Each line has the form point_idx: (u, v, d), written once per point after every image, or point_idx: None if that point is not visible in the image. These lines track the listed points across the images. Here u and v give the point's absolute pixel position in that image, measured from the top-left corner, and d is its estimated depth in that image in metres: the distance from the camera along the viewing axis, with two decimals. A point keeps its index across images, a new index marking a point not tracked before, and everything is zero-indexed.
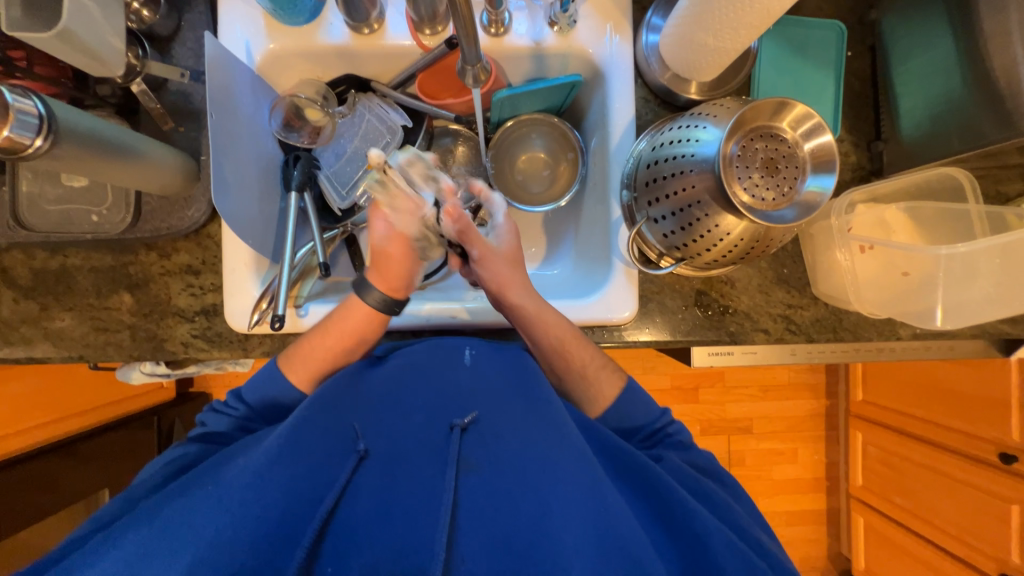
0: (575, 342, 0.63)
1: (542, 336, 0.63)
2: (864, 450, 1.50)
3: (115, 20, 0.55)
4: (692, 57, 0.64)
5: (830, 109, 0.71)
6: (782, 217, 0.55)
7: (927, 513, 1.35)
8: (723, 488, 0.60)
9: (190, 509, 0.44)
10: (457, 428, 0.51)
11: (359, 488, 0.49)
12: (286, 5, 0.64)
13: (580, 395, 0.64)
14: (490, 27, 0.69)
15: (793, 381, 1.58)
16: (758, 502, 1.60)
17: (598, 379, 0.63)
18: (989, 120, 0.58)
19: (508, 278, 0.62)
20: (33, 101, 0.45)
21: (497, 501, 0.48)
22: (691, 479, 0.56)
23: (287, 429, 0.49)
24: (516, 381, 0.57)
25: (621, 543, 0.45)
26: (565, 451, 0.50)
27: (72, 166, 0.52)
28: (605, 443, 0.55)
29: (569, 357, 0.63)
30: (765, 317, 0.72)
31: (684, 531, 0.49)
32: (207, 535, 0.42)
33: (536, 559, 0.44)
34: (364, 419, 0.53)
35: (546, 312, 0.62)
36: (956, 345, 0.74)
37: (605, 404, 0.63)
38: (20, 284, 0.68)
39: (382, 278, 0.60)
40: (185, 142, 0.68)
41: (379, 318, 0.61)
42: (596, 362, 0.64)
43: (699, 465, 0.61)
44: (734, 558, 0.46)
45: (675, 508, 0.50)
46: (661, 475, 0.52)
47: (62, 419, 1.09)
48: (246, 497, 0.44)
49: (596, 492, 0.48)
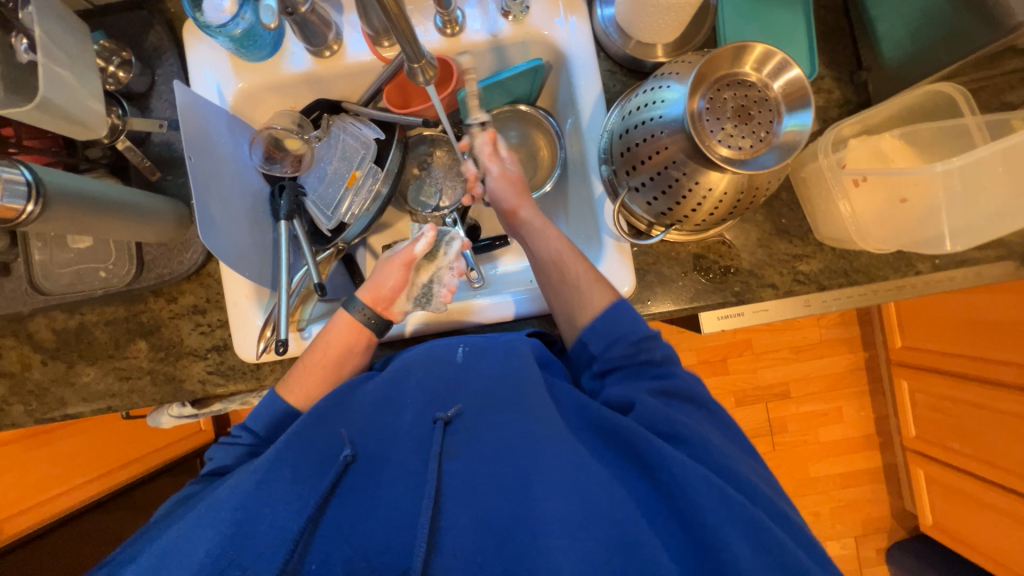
0: (573, 257, 0.63)
1: (540, 251, 0.65)
2: (913, 398, 1.43)
3: (91, 84, 0.59)
4: (649, 20, 0.63)
5: (804, 46, 0.68)
6: (762, 163, 0.53)
7: (990, 455, 1.25)
8: (707, 417, 0.55)
9: (182, 532, 0.47)
10: (440, 420, 0.52)
11: (347, 489, 0.50)
12: (246, 42, 0.66)
13: (575, 313, 0.61)
14: (445, 28, 0.69)
15: (825, 338, 1.51)
16: (808, 467, 1.54)
17: (591, 291, 0.61)
18: (971, 25, 0.55)
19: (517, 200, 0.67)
20: (21, 169, 0.48)
21: (478, 484, 0.49)
22: (668, 418, 0.51)
23: (276, 445, 0.51)
24: (500, 368, 0.57)
25: (602, 507, 0.46)
26: (545, 429, 0.51)
27: (69, 227, 0.55)
28: (588, 411, 0.54)
29: (566, 268, 0.62)
30: (770, 272, 0.70)
31: (662, 479, 0.47)
32: (203, 550, 0.45)
33: (517, 531, 0.46)
34: (351, 424, 0.55)
35: (548, 228, 0.66)
36: (984, 270, 0.69)
37: (594, 312, 0.60)
38: (46, 347, 0.72)
39: (371, 297, 0.64)
40: (175, 189, 0.71)
41: (363, 333, 0.64)
42: (590, 275, 0.62)
43: (678, 393, 0.54)
44: (714, 497, 0.44)
45: (654, 460, 0.48)
46: (636, 430, 0.49)
47: (110, 472, 1.14)
48: (239, 513, 0.47)
49: (578, 465, 0.49)
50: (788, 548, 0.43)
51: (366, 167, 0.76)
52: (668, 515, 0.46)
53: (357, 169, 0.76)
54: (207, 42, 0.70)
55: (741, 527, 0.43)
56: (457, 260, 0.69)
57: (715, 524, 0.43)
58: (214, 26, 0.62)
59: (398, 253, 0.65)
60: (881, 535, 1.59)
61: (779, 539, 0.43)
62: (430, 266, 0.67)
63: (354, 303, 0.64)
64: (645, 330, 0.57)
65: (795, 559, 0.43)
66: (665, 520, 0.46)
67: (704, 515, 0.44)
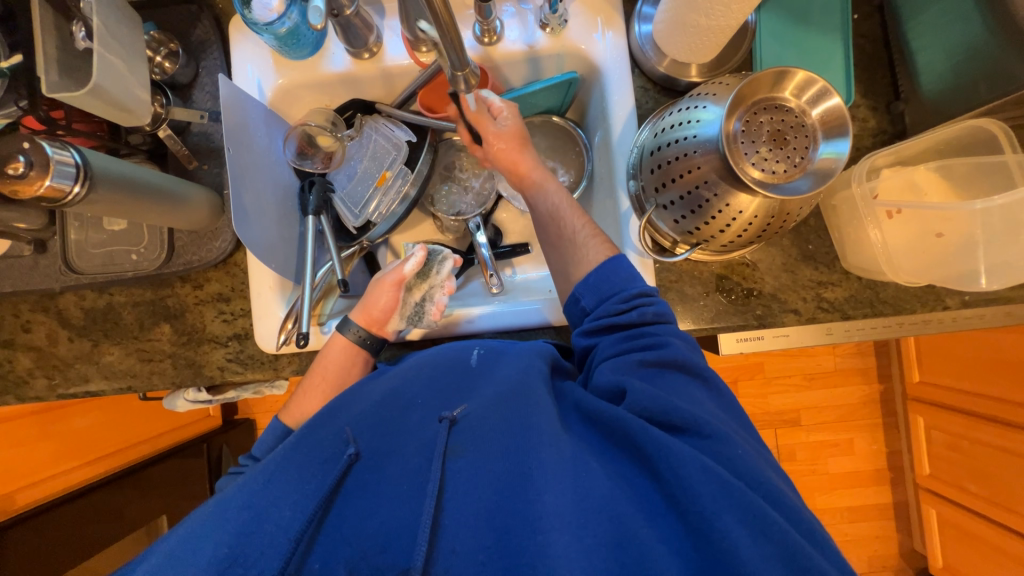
0: (572, 211, 0.64)
1: (540, 207, 0.66)
2: (928, 435, 1.40)
3: (139, 72, 0.60)
4: (687, 40, 0.63)
5: (841, 74, 0.68)
6: (796, 188, 0.53)
7: (1006, 500, 1.21)
8: (703, 389, 0.53)
9: (191, 530, 0.47)
10: (445, 419, 0.53)
11: (352, 487, 0.51)
12: (290, 41, 0.68)
13: (572, 271, 0.61)
14: (483, 36, 0.70)
15: (840, 367, 1.49)
16: (815, 498, 1.51)
17: (588, 246, 0.61)
18: (1017, 62, 0.54)
19: (517, 157, 0.66)
20: (71, 151, 0.50)
21: (478, 481, 0.48)
22: (659, 398, 0.48)
23: (285, 446, 0.53)
24: (503, 370, 0.58)
25: (601, 503, 0.44)
26: (540, 422, 0.50)
27: (108, 208, 0.56)
28: (583, 407, 0.53)
29: (564, 223, 0.63)
30: (794, 297, 0.69)
31: (659, 470, 0.45)
32: (212, 548, 0.44)
33: (515, 527, 0.44)
34: (358, 421, 0.56)
35: (547, 181, 0.66)
36: (1015, 310, 0.67)
37: (589, 268, 0.60)
38: (74, 324, 0.74)
39: (365, 319, 0.67)
40: (209, 178, 0.73)
41: (358, 352, 0.67)
42: (587, 231, 0.62)
43: (672, 362, 0.52)
44: (709, 482, 0.42)
45: (648, 448, 0.46)
46: (628, 419, 0.48)
47: (119, 451, 1.16)
48: (247, 511, 0.47)
49: (578, 462, 0.47)
50: (790, 536, 0.40)
51: (396, 168, 0.76)
52: (669, 509, 0.44)
53: (387, 170, 0.76)
54: (252, 38, 0.72)
55: (738, 514, 0.41)
56: (449, 278, 0.72)
57: (713, 512, 0.41)
58: (260, 24, 0.64)
59: (389, 274, 0.68)
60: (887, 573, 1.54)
61: (781, 525, 0.41)
62: (422, 285, 0.71)
63: (347, 323, 0.67)
64: (639, 287, 0.57)
65: (800, 549, 0.40)
66: (666, 514, 0.44)
67: (701, 503, 0.41)
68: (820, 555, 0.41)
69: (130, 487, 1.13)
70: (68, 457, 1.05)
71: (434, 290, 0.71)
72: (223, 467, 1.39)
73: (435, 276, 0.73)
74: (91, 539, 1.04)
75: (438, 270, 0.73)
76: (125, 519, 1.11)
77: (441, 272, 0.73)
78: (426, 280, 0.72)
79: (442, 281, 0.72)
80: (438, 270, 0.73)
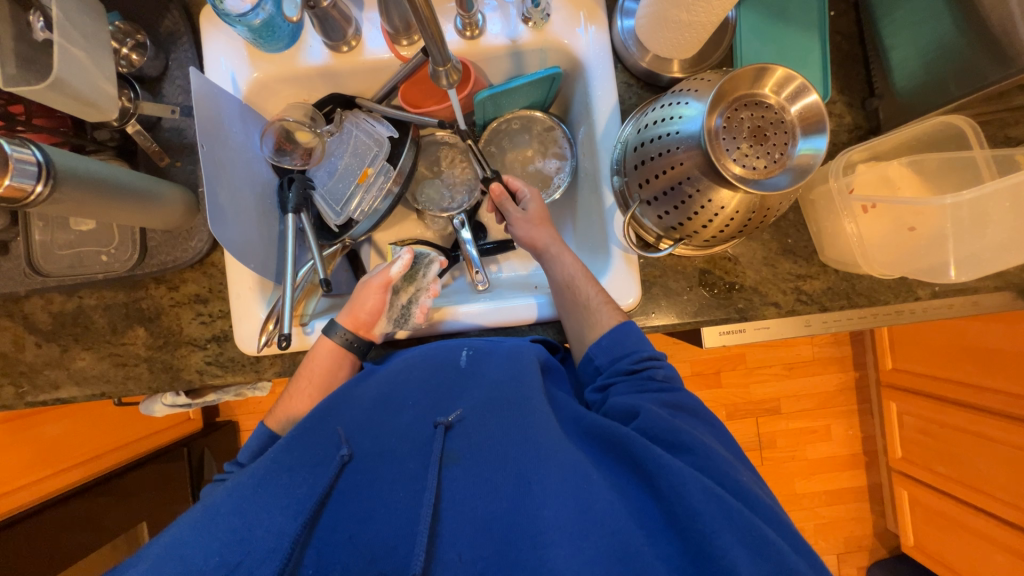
0: (586, 279, 0.64)
1: (555, 276, 0.66)
2: (901, 420, 1.45)
3: (104, 66, 0.58)
4: (669, 36, 0.63)
5: (819, 69, 0.69)
6: (776, 183, 0.54)
7: (973, 480, 1.27)
8: (704, 427, 0.54)
9: (179, 533, 0.46)
10: (440, 425, 0.52)
11: (343, 489, 0.50)
12: (265, 33, 0.66)
13: (585, 334, 0.62)
14: (465, 30, 0.69)
15: (817, 356, 1.53)
16: (794, 483, 1.56)
17: (599, 311, 0.61)
18: (985, 60, 0.55)
19: (537, 234, 0.68)
20: (32, 149, 0.48)
21: (477, 492, 0.48)
22: (665, 423, 0.50)
23: (276, 448, 0.52)
24: (495, 372, 0.58)
25: (602, 518, 0.44)
26: (539, 433, 0.50)
27: (75, 209, 0.54)
28: (583, 421, 0.53)
29: (578, 291, 0.63)
30: (774, 290, 0.70)
31: (659, 486, 0.45)
32: (200, 556, 0.43)
33: (516, 539, 0.44)
34: (349, 423, 0.55)
35: (564, 253, 0.67)
36: (981, 300, 0.70)
37: (601, 331, 0.60)
38: (41, 329, 0.71)
39: (351, 322, 0.66)
40: (182, 176, 0.71)
41: (343, 355, 0.66)
42: (601, 297, 0.63)
43: (681, 406, 0.54)
44: (710, 503, 0.43)
45: (649, 465, 0.46)
46: (632, 436, 0.48)
47: (93, 458, 1.12)
48: (235, 518, 0.46)
49: (578, 474, 0.47)
50: (785, 555, 0.41)
51: (378, 164, 0.75)
52: (666, 525, 0.44)
53: (369, 166, 0.75)
54: (225, 30, 0.70)
55: (737, 534, 0.41)
56: (434, 281, 0.72)
57: (712, 530, 0.41)
58: (233, 15, 0.61)
59: (374, 277, 0.68)
60: (862, 553, 1.60)
61: (778, 549, 0.42)
62: (408, 288, 0.71)
63: (333, 327, 0.66)
64: (649, 350, 0.58)
65: (794, 569, 0.41)
66: (664, 530, 0.44)
67: (701, 521, 0.42)
68: (804, 566, 0.43)
69: (108, 494, 1.09)
70: (39, 466, 1.01)
71: (421, 293, 0.70)
72: (205, 470, 1.36)
73: (423, 278, 0.72)
74: (67, 549, 1.01)
75: (427, 272, 0.73)
76: (103, 527, 1.08)
77: (428, 274, 0.73)
78: (414, 284, 0.71)
79: (428, 283, 0.71)
80: (425, 270, 0.73)
